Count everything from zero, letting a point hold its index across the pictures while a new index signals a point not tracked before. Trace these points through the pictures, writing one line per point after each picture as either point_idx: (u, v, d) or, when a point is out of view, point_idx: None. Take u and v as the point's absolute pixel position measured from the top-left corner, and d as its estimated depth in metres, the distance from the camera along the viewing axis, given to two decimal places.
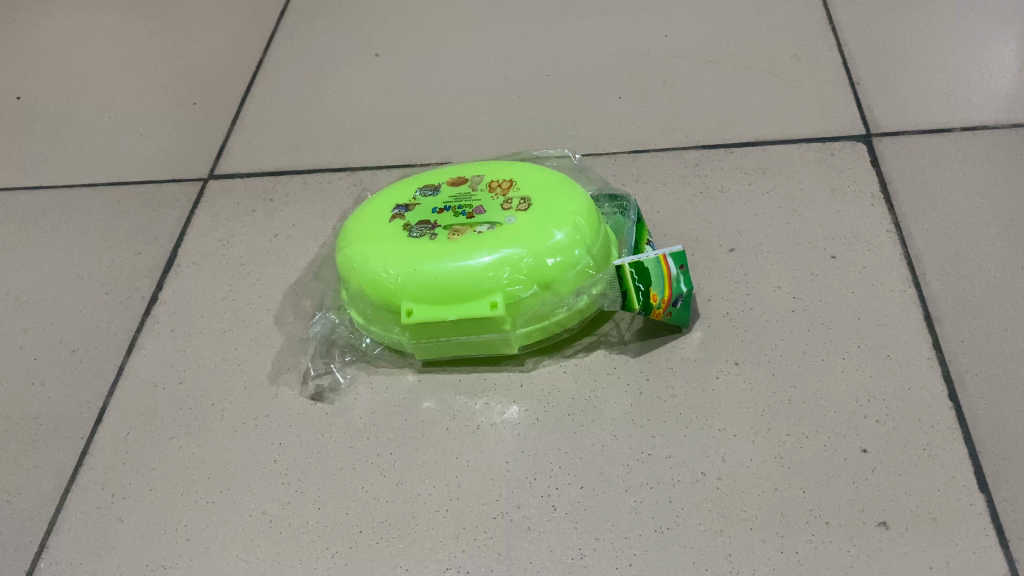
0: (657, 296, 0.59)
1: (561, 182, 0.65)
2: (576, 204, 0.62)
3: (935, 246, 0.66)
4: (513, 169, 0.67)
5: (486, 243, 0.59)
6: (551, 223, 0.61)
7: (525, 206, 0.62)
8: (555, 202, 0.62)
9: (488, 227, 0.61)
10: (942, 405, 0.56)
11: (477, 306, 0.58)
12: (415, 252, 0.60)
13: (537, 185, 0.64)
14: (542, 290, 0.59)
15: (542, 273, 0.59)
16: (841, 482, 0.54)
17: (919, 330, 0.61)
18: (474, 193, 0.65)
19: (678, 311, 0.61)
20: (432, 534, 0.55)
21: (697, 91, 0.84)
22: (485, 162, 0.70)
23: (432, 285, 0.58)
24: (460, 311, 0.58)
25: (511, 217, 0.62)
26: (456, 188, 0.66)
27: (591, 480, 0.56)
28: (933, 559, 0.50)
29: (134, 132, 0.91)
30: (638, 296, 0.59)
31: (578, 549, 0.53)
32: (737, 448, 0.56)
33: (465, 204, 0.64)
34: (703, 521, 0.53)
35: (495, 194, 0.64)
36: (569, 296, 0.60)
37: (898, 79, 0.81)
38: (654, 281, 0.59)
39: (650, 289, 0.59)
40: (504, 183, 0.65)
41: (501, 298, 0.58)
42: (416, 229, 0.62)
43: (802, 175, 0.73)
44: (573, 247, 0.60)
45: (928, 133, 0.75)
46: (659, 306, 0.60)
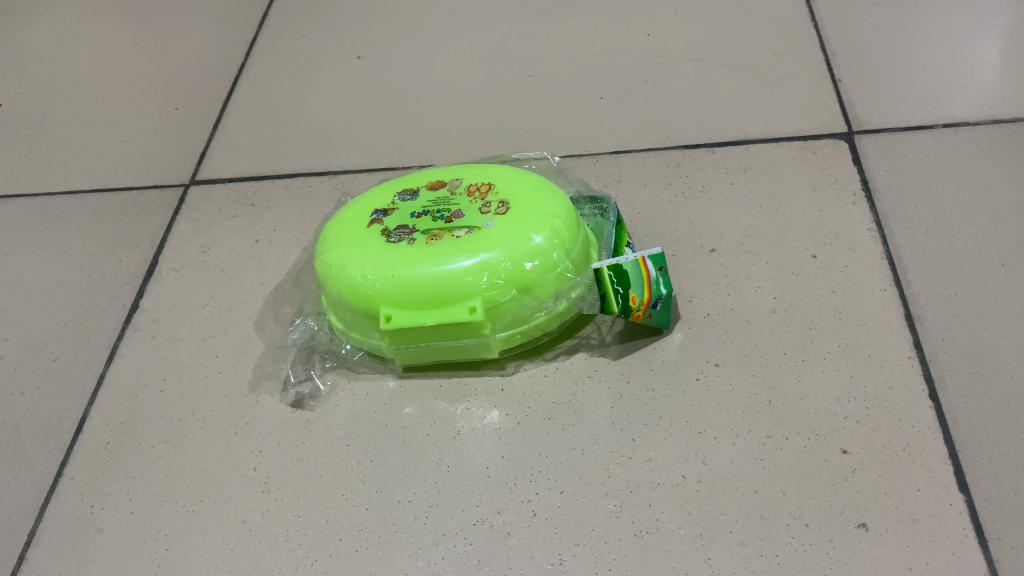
0: (637, 299, 0.59)
1: (539, 185, 0.64)
2: (554, 207, 0.62)
3: (916, 244, 0.66)
4: (492, 172, 0.67)
5: (464, 248, 0.59)
6: (529, 226, 0.60)
7: (504, 209, 0.62)
8: (533, 205, 0.62)
9: (466, 231, 0.61)
10: (922, 405, 0.56)
11: (456, 311, 0.58)
12: (393, 257, 0.60)
13: (516, 189, 0.64)
14: (521, 294, 0.59)
15: (521, 277, 0.59)
16: (821, 483, 0.54)
17: (900, 329, 0.61)
18: (453, 197, 0.65)
19: (658, 313, 0.61)
20: (412, 541, 0.55)
21: (680, 90, 0.83)
22: (465, 166, 0.70)
23: (410, 290, 0.58)
24: (438, 316, 0.58)
25: (489, 220, 0.61)
26: (435, 192, 0.66)
27: (571, 484, 0.56)
28: (913, 560, 0.50)
29: (116, 137, 0.91)
30: (618, 299, 0.58)
31: (558, 554, 0.53)
32: (718, 451, 0.56)
33: (444, 208, 0.64)
34: (683, 525, 0.53)
35: (473, 197, 0.64)
36: (548, 300, 0.60)
37: (880, 76, 0.81)
38: (633, 284, 0.58)
39: (630, 291, 0.58)
40: (483, 186, 0.65)
41: (479, 303, 0.58)
42: (395, 234, 0.62)
43: (784, 174, 0.73)
44: (552, 250, 0.60)
45: (910, 130, 0.75)
46: (639, 309, 0.59)
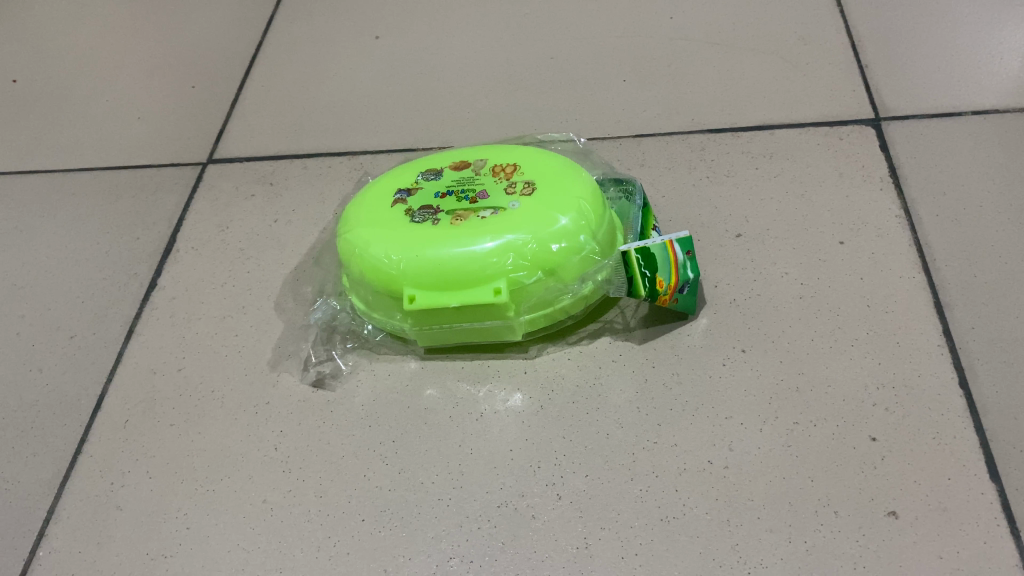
0: (663, 283, 0.58)
1: (565, 167, 0.63)
2: (581, 189, 0.61)
3: (944, 232, 0.65)
4: (517, 153, 0.66)
5: (489, 229, 0.58)
6: (554, 208, 0.59)
7: (529, 190, 0.61)
8: (560, 187, 0.61)
9: (491, 211, 0.60)
10: (952, 393, 0.56)
11: (481, 293, 0.57)
12: (418, 237, 0.59)
13: (543, 170, 0.63)
14: (546, 276, 0.58)
15: (547, 259, 0.58)
16: (849, 470, 0.53)
17: (929, 317, 0.60)
18: (477, 177, 0.64)
19: (684, 297, 0.60)
20: (435, 523, 0.54)
21: (703, 74, 0.83)
22: (489, 146, 0.69)
23: (434, 271, 0.57)
24: (462, 297, 0.57)
25: (514, 201, 0.61)
26: (458, 173, 0.65)
27: (596, 468, 0.56)
28: (943, 549, 0.49)
29: (132, 115, 0.90)
30: (644, 282, 0.57)
31: (583, 538, 0.53)
32: (745, 437, 0.56)
33: (469, 188, 0.63)
34: (710, 510, 0.53)
35: (499, 178, 0.63)
36: (573, 282, 0.59)
37: (906, 62, 0.80)
38: (660, 268, 0.58)
39: (656, 275, 0.58)
40: (508, 167, 0.64)
41: (504, 285, 0.57)
42: (419, 214, 0.61)
43: (810, 159, 0.72)
44: (578, 232, 0.59)
45: (938, 116, 0.74)
46: (665, 293, 0.58)
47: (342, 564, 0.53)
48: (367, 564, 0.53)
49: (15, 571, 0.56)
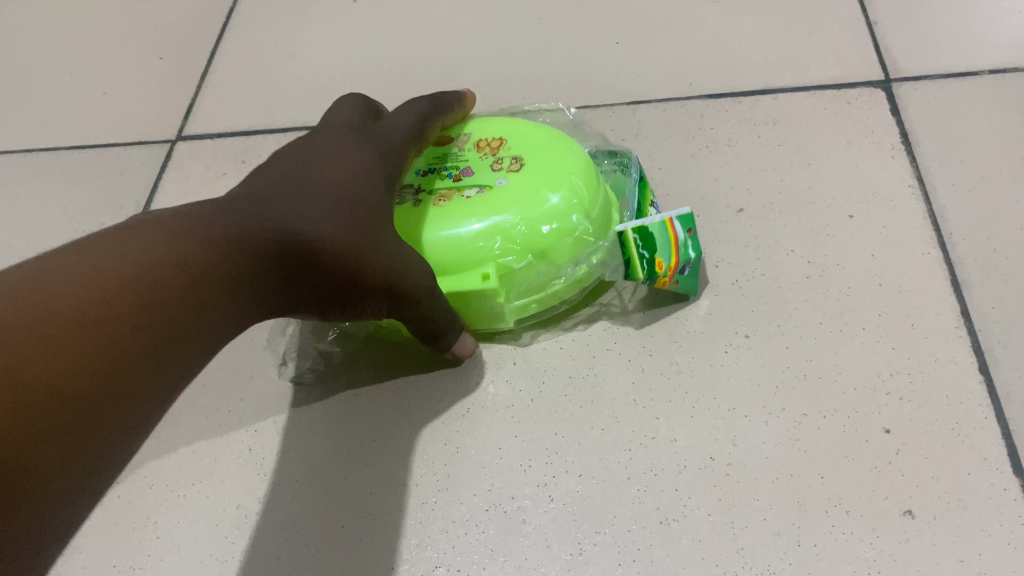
0: (663, 264, 0.53)
1: (556, 139, 0.59)
2: (573, 163, 0.57)
3: (961, 204, 0.61)
4: (505, 126, 0.61)
5: (475, 211, 0.54)
6: (545, 184, 0.55)
7: (519, 165, 0.57)
8: (550, 160, 0.57)
9: (477, 190, 0.56)
10: (971, 379, 0.52)
11: (467, 279, 0.53)
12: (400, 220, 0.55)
13: (532, 144, 0.59)
14: (538, 258, 0.54)
15: (537, 240, 0.53)
16: (862, 466, 0.50)
17: (946, 297, 0.56)
18: (460, 153, 0.60)
19: (684, 279, 0.56)
20: (420, 528, 0.51)
21: (701, 36, 0.77)
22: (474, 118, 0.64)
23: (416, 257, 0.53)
24: (448, 284, 0.53)
25: (501, 178, 0.56)
26: (439, 148, 0.61)
27: (590, 467, 0.52)
28: (964, 552, 0.46)
29: (97, 91, 0.85)
30: (644, 263, 0.52)
31: (577, 544, 0.49)
32: (750, 431, 0.52)
33: (452, 165, 0.59)
34: (713, 511, 0.49)
35: (484, 153, 0.59)
36: (567, 265, 0.55)
37: (918, 19, 0.75)
38: (660, 247, 0.54)
39: (655, 255, 0.53)
40: (493, 141, 0.60)
41: (493, 269, 0.53)
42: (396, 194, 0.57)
43: (816, 125, 0.67)
44: (570, 210, 0.54)
45: (953, 77, 0.69)
46: (665, 275, 0.54)
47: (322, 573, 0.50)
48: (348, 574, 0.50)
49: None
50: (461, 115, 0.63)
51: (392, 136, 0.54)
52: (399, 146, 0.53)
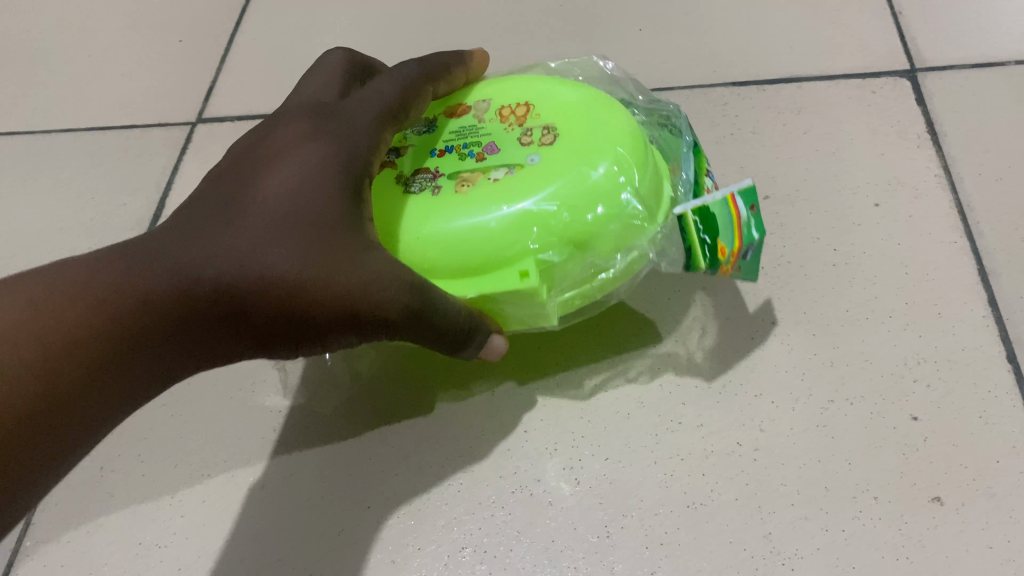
0: (726, 250, 0.49)
1: (591, 103, 0.54)
2: (611, 134, 0.52)
3: (988, 193, 0.60)
4: (532, 88, 0.57)
5: (511, 196, 0.50)
6: (585, 161, 0.50)
7: (552, 138, 0.53)
8: (582, 134, 0.52)
9: (508, 171, 0.52)
10: (1000, 368, 0.52)
11: (505, 276, 0.48)
12: (427, 207, 0.51)
13: (561, 115, 0.54)
14: (580, 249, 0.49)
15: (580, 228, 0.49)
16: (890, 453, 0.50)
17: (974, 287, 0.56)
18: (481, 126, 0.56)
19: (749, 262, 0.51)
20: (445, 510, 0.51)
21: (724, 22, 0.77)
22: (486, 83, 0.61)
23: (446, 250, 0.49)
24: (483, 284, 0.49)
25: (532, 155, 0.52)
26: (458, 121, 0.58)
27: (614, 450, 0.52)
28: (992, 539, 0.46)
29: (115, 71, 0.85)
30: (705, 250, 0.48)
31: (604, 527, 0.49)
32: (776, 416, 0.52)
33: (473, 142, 0.55)
34: (739, 496, 0.49)
35: (510, 126, 0.55)
36: (612, 256, 0.50)
37: (941, 8, 0.75)
38: (721, 231, 0.49)
39: (718, 240, 0.48)
40: (519, 110, 0.56)
41: (531, 264, 0.48)
42: (416, 181, 0.53)
43: (840, 113, 0.67)
44: (611, 188, 0.50)
45: (978, 67, 0.69)
46: (727, 262, 0.49)
47: (346, 554, 0.50)
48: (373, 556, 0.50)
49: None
50: (451, 82, 0.59)
51: (353, 118, 0.49)
52: (364, 133, 0.49)
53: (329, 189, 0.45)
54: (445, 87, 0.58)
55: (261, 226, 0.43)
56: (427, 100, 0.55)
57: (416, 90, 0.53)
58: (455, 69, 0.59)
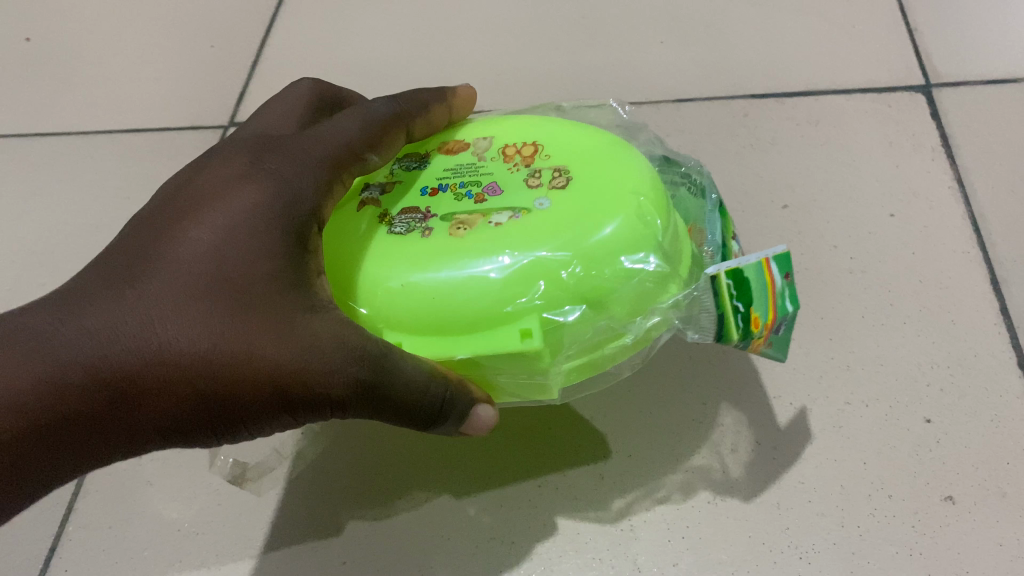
0: (760, 320, 0.44)
1: (607, 144, 0.50)
2: (630, 177, 0.46)
3: (1000, 205, 0.62)
4: (537, 126, 0.52)
5: (514, 241, 0.44)
6: (597, 214, 0.45)
7: (564, 181, 0.47)
8: (594, 176, 0.47)
9: (514, 215, 0.46)
10: (1011, 374, 0.54)
11: (504, 338, 0.42)
12: (410, 255, 0.45)
13: (575, 151, 0.49)
14: (592, 308, 0.43)
15: (592, 286, 0.43)
16: (904, 452, 0.52)
17: (986, 295, 0.58)
18: (481, 164, 0.51)
19: (778, 337, 0.46)
20: (473, 502, 0.53)
21: (743, 36, 0.79)
22: (477, 121, 0.55)
23: (431, 305, 0.43)
24: (477, 347, 0.42)
25: (542, 198, 0.47)
26: (454, 159, 0.52)
27: (637, 445, 0.54)
28: (1003, 536, 0.48)
29: (149, 76, 0.88)
30: (739, 319, 0.43)
31: (628, 519, 0.51)
32: (795, 415, 0.54)
33: (472, 182, 0.50)
34: (759, 492, 0.51)
35: (516, 166, 0.50)
36: (625, 316, 0.44)
37: (956, 24, 0.77)
38: (755, 299, 0.44)
39: (752, 309, 0.44)
40: (526, 148, 0.51)
41: (534, 325, 0.42)
42: (400, 222, 0.47)
43: (857, 126, 0.69)
44: (625, 236, 0.44)
45: (991, 83, 0.71)
46: (760, 334, 0.45)
47: (383, 547, 0.52)
48: (404, 540, 0.52)
49: (35, 565, 0.54)
50: (441, 115, 0.54)
51: (298, 162, 0.45)
52: (309, 171, 0.45)
53: (265, 243, 0.41)
54: (422, 126, 0.53)
55: (185, 287, 0.40)
56: (395, 144, 0.50)
57: (380, 129, 0.49)
58: (433, 103, 0.53)
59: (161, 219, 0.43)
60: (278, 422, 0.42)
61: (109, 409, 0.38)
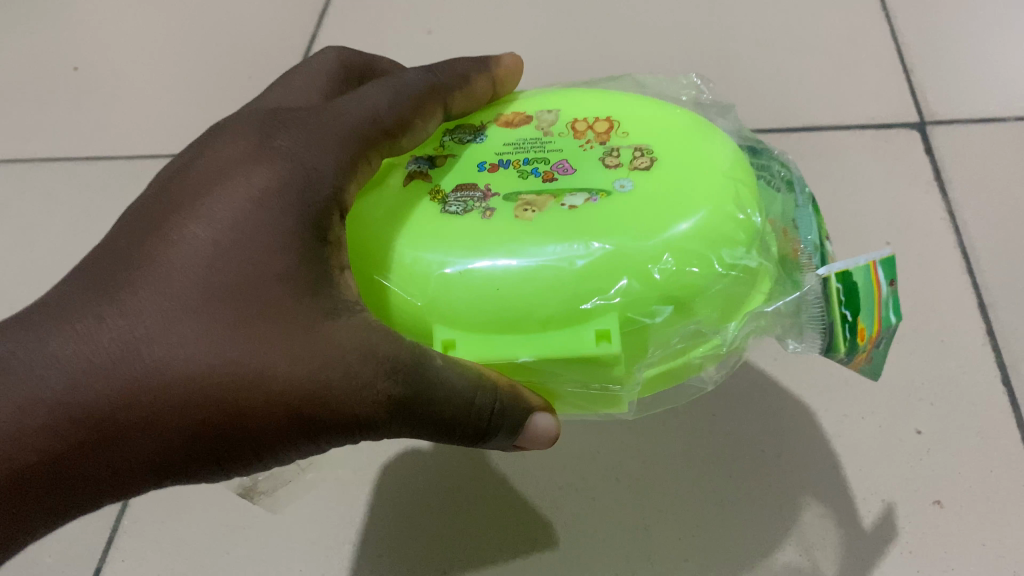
0: (866, 332, 0.44)
1: (696, 126, 0.49)
2: (713, 168, 0.46)
3: (989, 234, 0.67)
4: (616, 103, 0.52)
5: (590, 231, 0.43)
6: (680, 205, 0.44)
7: (646, 165, 0.47)
8: (681, 170, 0.46)
9: (592, 197, 0.45)
10: (997, 390, 0.59)
11: (580, 336, 0.41)
12: (466, 240, 0.43)
13: (661, 132, 0.49)
14: (677, 311, 0.42)
15: (682, 284, 0.42)
16: (898, 460, 0.57)
17: (975, 317, 0.62)
18: (550, 141, 0.50)
19: (881, 349, 0.46)
20: (502, 504, 0.58)
21: (751, 76, 0.85)
22: (536, 95, 0.55)
23: (498, 295, 0.41)
24: (557, 343, 0.41)
25: (624, 182, 0.46)
26: (515, 134, 0.51)
27: (650, 454, 0.59)
28: (988, 537, 0.53)
29: (193, 106, 0.94)
30: (847, 328, 0.43)
31: (641, 521, 0.56)
32: (797, 425, 0.59)
33: (539, 160, 0.49)
34: (764, 496, 0.56)
35: (590, 145, 0.50)
36: (705, 321, 0.43)
37: (951, 64, 0.81)
38: (863, 309, 0.44)
39: (860, 319, 0.44)
40: (601, 127, 0.51)
41: (615, 326, 0.41)
42: (455, 201, 0.46)
43: (857, 159, 0.75)
44: (701, 236, 0.42)
45: (982, 121, 0.76)
46: (865, 345, 0.45)
47: (422, 546, 0.57)
48: (440, 538, 0.58)
49: (94, 555, 0.60)
50: (473, 95, 0.53)
51: (316, 142, 0.44)
52: (328, 163, 0.43)
53: (278, 237, 0.41)
54: (458, 100, 0.52)
55: (193, 290, 0.40)
56: (428, 116, 0.49)
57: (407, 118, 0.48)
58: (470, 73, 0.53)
59: (163, 207, 0.43)
60: (302, 448, 0.41)
61: (117, 431, 0.39)
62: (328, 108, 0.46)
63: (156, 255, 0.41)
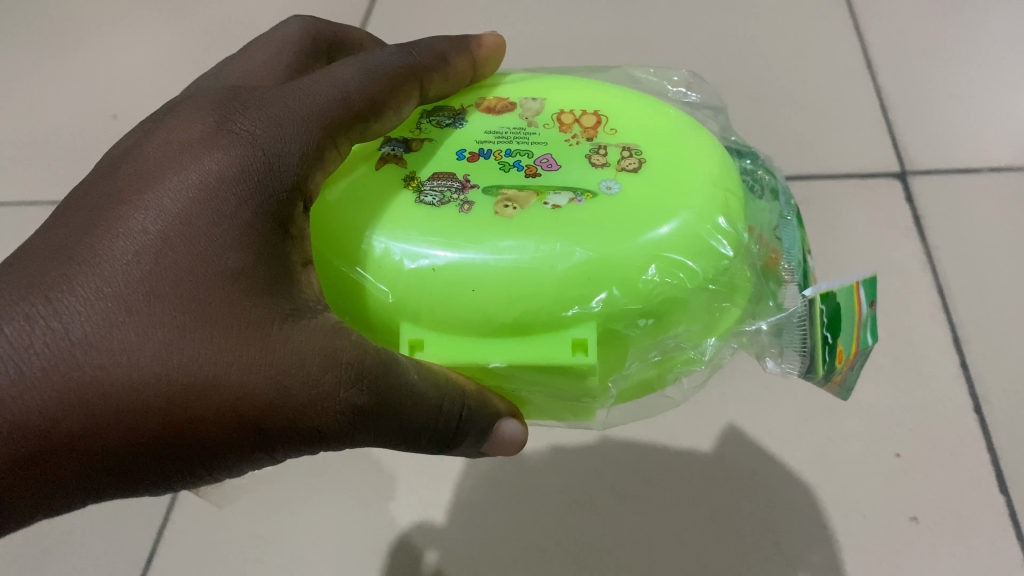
0: (844, 354, 0.47)
1: (687, 126, 0.52)
2: (690, 175, 0.48)
3: (961, 278, 0.75)
4: (603, 96, 0.55)
5: (568, 235, 0.45)
6: (660, 210, 0.46)
7: (635, 165, 0.49)
8: (661, 181, 0.48)
9: (577, 197, 0.48)
10: (967, 416, 0.67)
11: (557, 343, 0.44)
12: (439, 228, 0.46)
13: (648, 133, 0.51)
14: (650, 321, 0.45)
15: (664, 298, 0.44)
16: (875, 480, 0.65)
17: (949, 351, 0.71)
18: (534, 132, 0.53)
19: (858, 367, 0.49)
20: (523, 518, 0.67)
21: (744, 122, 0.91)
22: (523, 80, 0.58)
23: (471, 294, 0.44)
24: (534, 348, 0.44)
25: (610, 183, 0.48)
26: (496, 122, 0.54)
27: (649, 472, 0.68)
28: (955, 548, 0.62)
29: None
30: (828, 351, 0.46)
31: (644, 534, 0.66)
32: (784, 450, 0.68)
33: (522, 151, 0.52)
34: (755, 513, 0.65)
35: (574, 140, 0.52)
36: (671, 332, 0.46)
37: (930, 116, 0.88)
38: (844, 331, 0.47)
39: (839, 342, 0.47)
40: (590, 121, 0.53)
41: (592, 338, 0.44)
42: (431, 190, 0.49)
43: (841, 207, 0.81)
44: (675, 247, 0.45)
45: (958, 171, 0.83)
46: (843, 366, 0.48)
47: (463, 553, 0.66)
48: (470, 550, 0.67)
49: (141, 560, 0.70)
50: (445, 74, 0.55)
51: (281, 126, 0.44)
52: (289, 149, 0.44)
53: (236, 233, 0.41)
54: (436, 79, 0.54)
55: (141, 285, 0.39)
56: (401, 101, 0.51)
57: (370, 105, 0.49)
58: (448, 55, 0.55)
59: (103, 199, 0.42)
60: (255, 459, 0.42)
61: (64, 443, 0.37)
62: (288, 90, 0.46)
63: (99, 249, 0.39)
